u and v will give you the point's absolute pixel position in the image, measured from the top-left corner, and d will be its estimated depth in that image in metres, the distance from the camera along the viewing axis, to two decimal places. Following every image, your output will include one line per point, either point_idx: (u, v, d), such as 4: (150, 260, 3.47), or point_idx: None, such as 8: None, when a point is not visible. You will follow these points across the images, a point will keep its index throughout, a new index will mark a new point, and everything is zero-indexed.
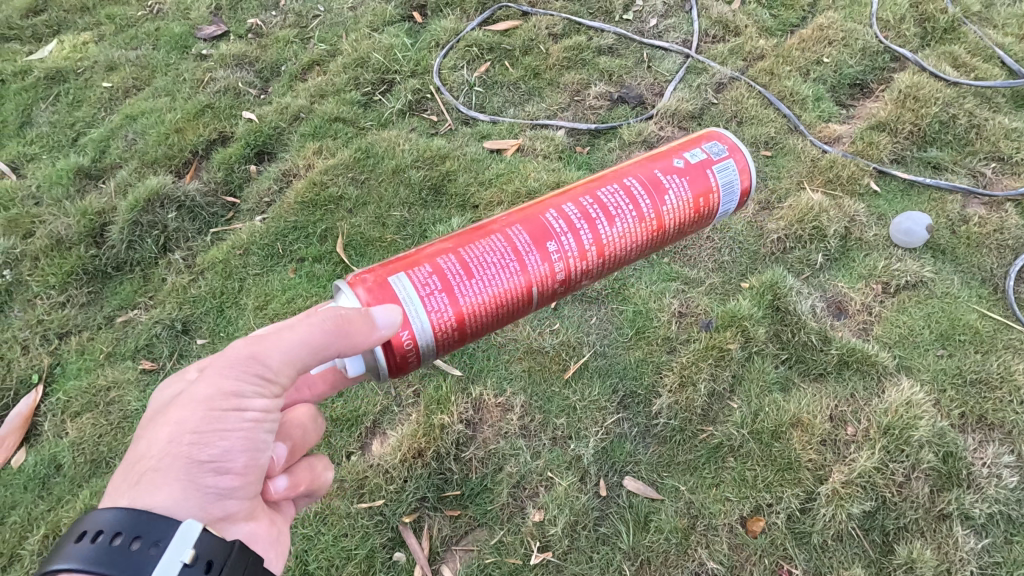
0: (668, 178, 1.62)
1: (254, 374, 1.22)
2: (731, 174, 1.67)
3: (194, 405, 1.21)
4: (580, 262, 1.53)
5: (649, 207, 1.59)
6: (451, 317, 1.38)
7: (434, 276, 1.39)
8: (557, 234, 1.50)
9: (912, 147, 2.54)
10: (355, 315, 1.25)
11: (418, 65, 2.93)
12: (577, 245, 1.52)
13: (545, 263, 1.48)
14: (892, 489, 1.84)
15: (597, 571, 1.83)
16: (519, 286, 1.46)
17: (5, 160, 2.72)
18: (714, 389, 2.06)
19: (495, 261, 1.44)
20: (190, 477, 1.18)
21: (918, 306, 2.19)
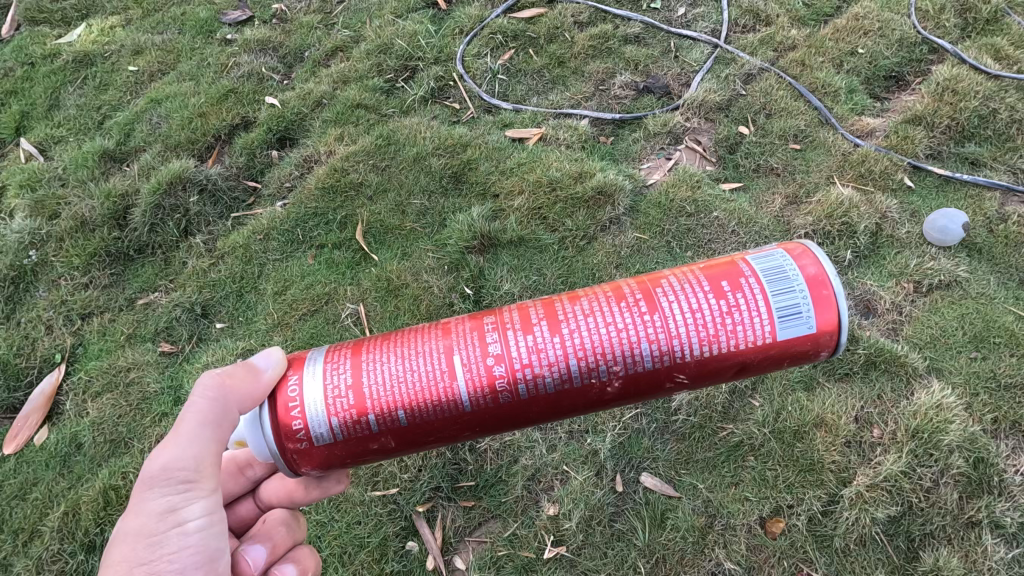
0: (706, 287, 1.30)
1: (176, 483, 1.27)
2: (786, 271, 1.30)
3: (134, 538, 1.23)
4: (528, 369, 1.29)
5: (651, 311, 1.29)
6: (348, 404, 1.28)
7: (349, 361, 1.33)
8: (502, 327, 1.33)
9: (950, 142, 2.46)
10: (237, 369, 1.32)
11: (441, 52, 2.90)
12: (537, 346, 1.30)
13: (477, 357, 1.30)
14: (919, 494, 1.78)
15: (611, 568, 1.81)
16: (441, 368, 1.30)
17: (33, 141, 2.75)
18: (735, 386, 2.01)
19: (422, 354, 1.32)
20: None
21: (952, 307, 2.12)
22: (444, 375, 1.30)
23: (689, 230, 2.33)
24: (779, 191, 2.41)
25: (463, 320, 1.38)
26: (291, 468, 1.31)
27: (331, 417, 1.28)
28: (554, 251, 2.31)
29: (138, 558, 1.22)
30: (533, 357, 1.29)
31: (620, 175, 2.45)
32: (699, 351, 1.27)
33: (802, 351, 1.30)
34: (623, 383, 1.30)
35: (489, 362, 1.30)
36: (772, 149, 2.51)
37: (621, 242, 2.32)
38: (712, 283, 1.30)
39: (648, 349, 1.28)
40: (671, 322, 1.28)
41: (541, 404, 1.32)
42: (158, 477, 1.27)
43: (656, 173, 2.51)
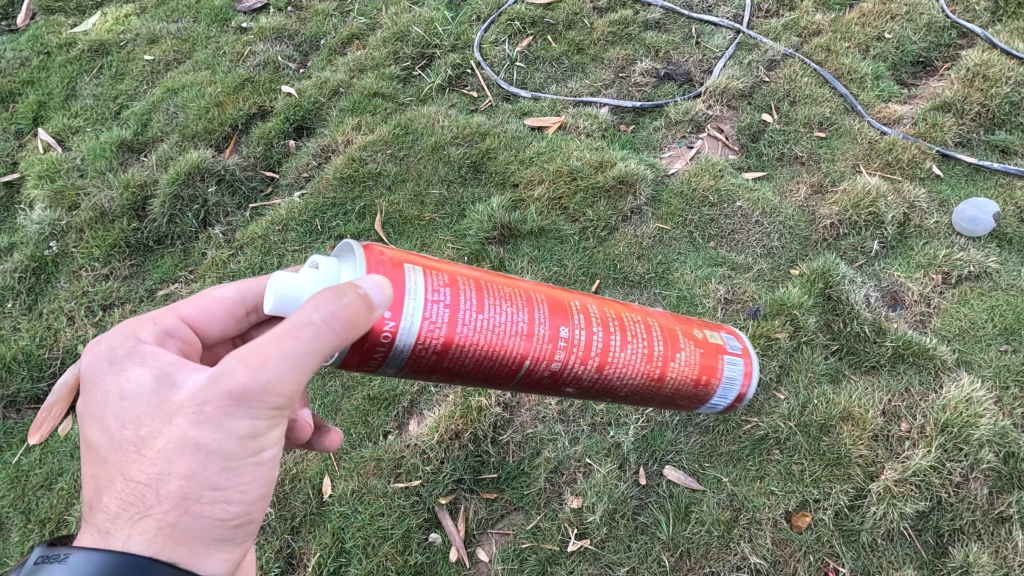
0: (686, 342, 1.41)
1: (271, 407, 1.06)
2: (737, 377, 1.45)
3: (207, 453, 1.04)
4: (578, 362, 1.28)
5: (661, 362, 1.37)
6: (439, 338, 1.15)
7: (447, 289, 1.17)
8: (574, 324, 1.28)
9: (979, 129, 2.40)
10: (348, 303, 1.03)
11: (458, 39, 2.86)
12: (586, 353, 1.28)
13: (544, 343, 1.24)
14: (948, 489, 1.76)
15: (635, 561, 1.80)
16: (516, 327, 1.22)
17: (51, 131, 2.74)
18: (760, 379, 1.99)
19: (512, 325, 1.21)
20: (207, 540, 1.07)
21: (981, 299, 2.08)
22: (518, 334, 1.22)
23: (711, 221, 2.29)
24: (804, 180, 2.37)
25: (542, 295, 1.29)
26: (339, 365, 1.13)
27: (415, 350, 1.14)
28: (575, 241, 2.28)
29: (212, 484, 1.05)
30: (575, 353, 1.27)
31: (641, 164, 2.41)
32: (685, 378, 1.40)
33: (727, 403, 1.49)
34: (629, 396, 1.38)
35: (550, 352, 1.25)
36: (796, 137, 2.46)
37: (643, 233, 2.29)
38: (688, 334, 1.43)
39: (631, 390, 1.38)
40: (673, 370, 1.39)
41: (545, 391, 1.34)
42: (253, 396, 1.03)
43: (678, 162, 2.47)
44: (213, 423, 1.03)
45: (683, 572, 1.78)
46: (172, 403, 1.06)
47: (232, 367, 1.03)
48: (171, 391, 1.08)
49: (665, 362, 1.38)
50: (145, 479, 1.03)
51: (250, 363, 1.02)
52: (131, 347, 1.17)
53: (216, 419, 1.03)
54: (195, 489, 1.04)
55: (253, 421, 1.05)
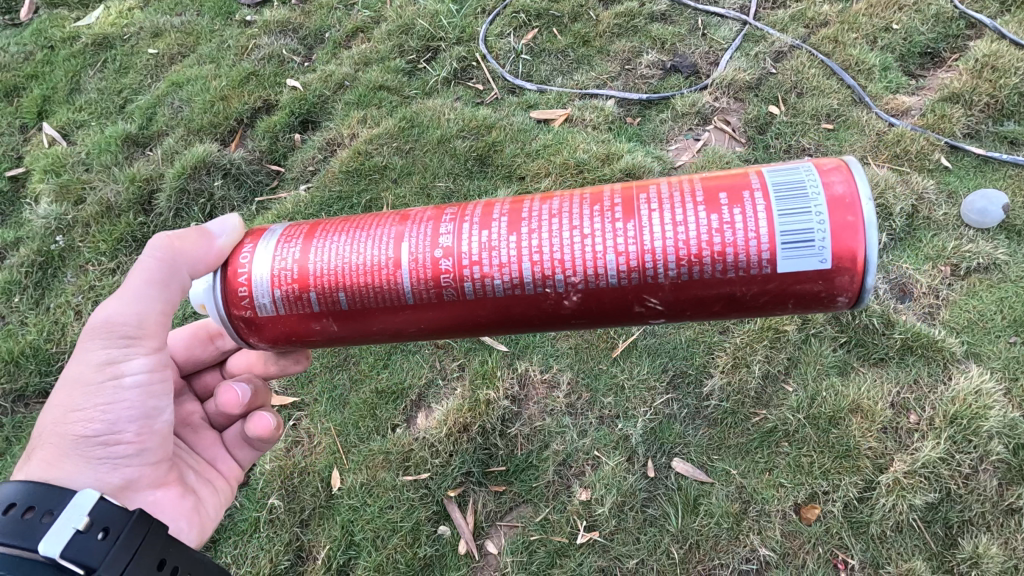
0: (689, 181, 1.17)
1: (117, 338, 1.29)
2: (803, 187, 1.10)
3: (74, 382, 1.28)
4: (479, 256, 1.19)
5: (625, 218, 1.15)
6: (291, 270, 1.24)
7: (301, 229, 1.30)
8: (464, 222, 1.23)
9: (988, 121, 2.39)
10: (189, 234, 1.32)
11: (463, 32, 2.85)
12: (491, 243, 1.19)
13: (424, 249, 1.21)
14: (958, 481, 1.76)
15: (645, 553, 1.80)
16: (385, 243, 1.24)
17: (56, 126, 2.74)
18: (768, 371, 1.99)
19: (372, 238, 1.25)
20: (81, 451, 1.27)
21: (990, 291, 2.07)
22: (387, 248, 1.23)
23: None
24: None
25: (433, 212, 1.29)
26: (240, 337, 1.29)
27: (275, 288, 1.24)
28: None
29: (74, 404, 1.27)
30: (484, 255, 1.19)
31: (648, 157, 2.40)
32: (707, 228, 1.11)
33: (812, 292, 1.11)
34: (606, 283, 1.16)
35: (436, 253, 1.21)
36: (804, 129, 2.45)
37: None
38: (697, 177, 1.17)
39: (614, 276, 1.14)
40: (645, 233, 1.13)
41: (493, 309, 1.22)
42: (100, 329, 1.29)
43: (685, 155, 2.46)
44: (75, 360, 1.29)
45: (692, 564, 1.78)
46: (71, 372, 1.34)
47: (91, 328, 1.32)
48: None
49: (643, 238, 1.13)
50: (46, 423, 1.28)
51: (103, 312, 1.30)
52: None
53: (78, 358, 1.29)
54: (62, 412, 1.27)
55: (108, 350, 1.28)
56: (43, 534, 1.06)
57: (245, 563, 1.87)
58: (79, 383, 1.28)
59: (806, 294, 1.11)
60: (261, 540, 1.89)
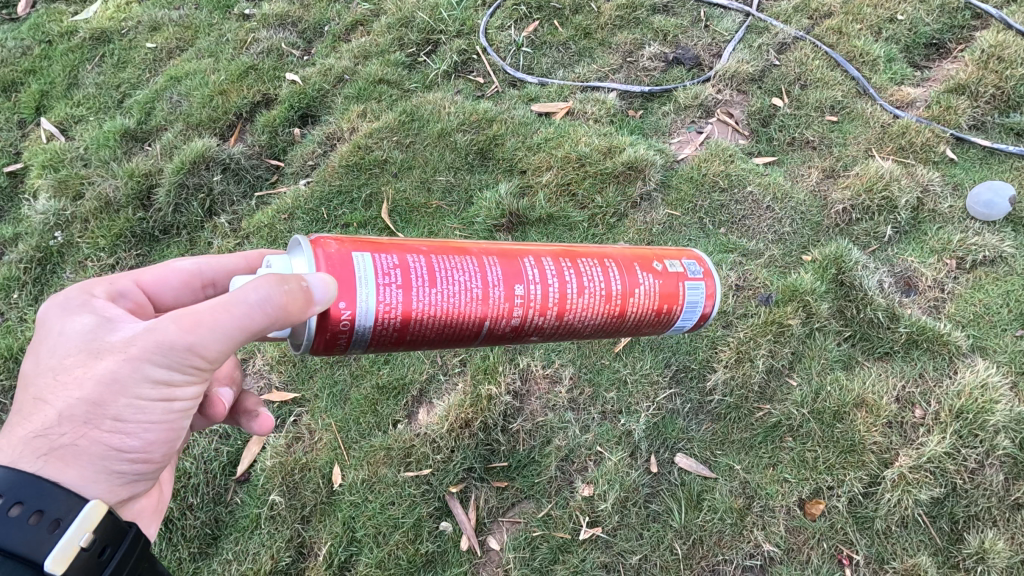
0: (645, 274, 1.43)
1: (184, 361, 1.09)
2: (699, 301, 1.49)
3: (122, 389, 1.08)
4: (538, 317, 1.31)
5: (622, 310, 1.40)
6: (397, 315, 1.17)
7: (397, 269, 1.18)
8: (529, 280, 1.29)
9: (994, 112, 2.36)
10: (292, 284, 1.05)
11: (463, 25, 2.83)
12: (545, 305, 1.31)
13: (504, 306, 1.27)
14: (964, 476, 1.74)
15: (647, 549, 1.79)
16: (472, 298, 1.23)
17: (54, 121, 2.72)
18: (772, 366, 1.96)
19: (462, 290, 1.23)
20: (104, 466, 1.12)
21: (996, 284, 2.05)
22: (478, 309, 1.24)
23: (722, 206, 2.27)
24: (815, 165, 2.34)
25: (487, 252, 1.31)
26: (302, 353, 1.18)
27: (374, 342, 1.17)
28: (584, 229, 2.26)
29: (116, 415, 1.09)
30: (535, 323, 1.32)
31: (650, 150, 2.38)
32: (645, 317, 1.44)
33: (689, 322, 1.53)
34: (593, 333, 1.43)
35: (513, 309, 1.28)
36: (807, 121, 2.42)
37: (652, 219, 2.26)
38: (648, 269, 1.43)
39: (600, 331, 1.44)
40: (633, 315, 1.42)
41: (518, 342, 1.39)
42: (179, 349, 1.07)
43: (687, 147, 2.44)
44: (134, 364, 1.07)
45: (696, 560, 1.77)
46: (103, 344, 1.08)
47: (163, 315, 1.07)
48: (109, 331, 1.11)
49: (625, 299, 1.40)
50: (71, 418, 1.06)
51: (182, 326, 1.05)
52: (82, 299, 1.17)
53: (135, 363, 1.07)
54: (95, 418, 1.07)
55: (172, 374, 1.10)
56: (50, 548, 0.97)
57: (245, 560, 1.85)
58: (126, 390, 1.08)
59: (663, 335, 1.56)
60: (262, 536, 1.88)
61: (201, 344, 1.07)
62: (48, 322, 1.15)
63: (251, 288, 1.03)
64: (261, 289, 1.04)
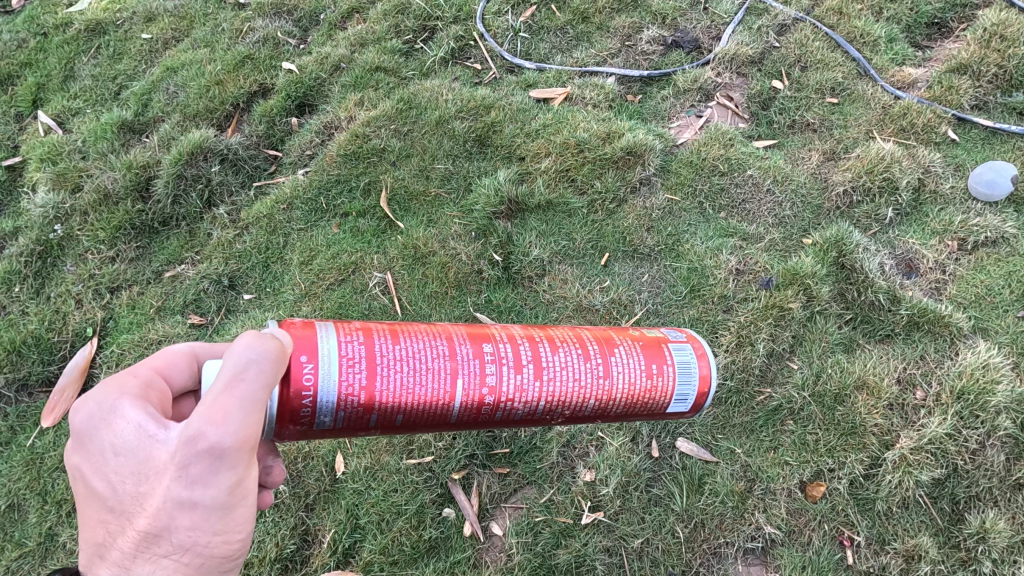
0: (622, 340, 1.45)
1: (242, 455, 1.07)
2: (691, 362, 1.46)
3: (206, 504, 1.06)
4: (514, 386, 1.32)
5: (605, 376, 1.39)
6: (361, 387, 1.21)
7: (363, 344, 1.23)
8: (500, 363, 1.32)
9: (996, 92, 2.34)
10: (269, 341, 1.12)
11: (460, 11, 2.81)
12: (520, 386, 1.33)
13: (476, 382, 1.29)
14: (965, 457, 1.74)
15: (649, 533, 1.80)
16: (442, 367, 1.28)
17: (51, 114, 2.71)
18: (773, 349, 1.96)
19: (431, 377, 1.26)
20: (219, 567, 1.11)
21: (998, 265, 2.04)
22: (445, 380, 1.27)
23: (722, 190, 2.26)
24: (816, 147, 2.32)
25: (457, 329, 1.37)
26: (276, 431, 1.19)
27: (339, 408, 1.20)
28: (583, 215, 2.25)
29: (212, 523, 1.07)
30: (516, 395, 1.32)
31: (650, 135, 2.36)
32: (625, 409, 1.43)
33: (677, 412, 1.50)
34: (568, 419, 1.41)
35: (485, 388, 1.30)
36: (808, 103, 2.41)
37: (652, 205, 2.25)
38: (623, 335, 1.47)
39: (594, 403, 1.39)
40: (614, 382, 1.40)
41: (503, 426, 1.39)
42: (226, 449, 1.04)
43: (687, 132, 2.42)
44: (201, 480, 1.04)
45: (697, 543, 1.78)
46: (162, 463, 1.04)
47: (200, 420, 1.04)
48: (155, 446, 1.06)
49: (606, 365, 1.40)
50: (168, 539, 1.05)
51: (211, 417, 1.04)
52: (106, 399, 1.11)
53: (203, 474, 1.04)
54: (200, 533, 1.06)
55: (240, 471, 1.08)
56: None
57: (251, 547, 1.87)
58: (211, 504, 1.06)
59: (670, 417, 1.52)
60: (266, 524, 1.89)
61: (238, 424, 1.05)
62: (97, 440, 1.10)
63: (241, 348, 1.09)
64: (256, 338, 1.11)
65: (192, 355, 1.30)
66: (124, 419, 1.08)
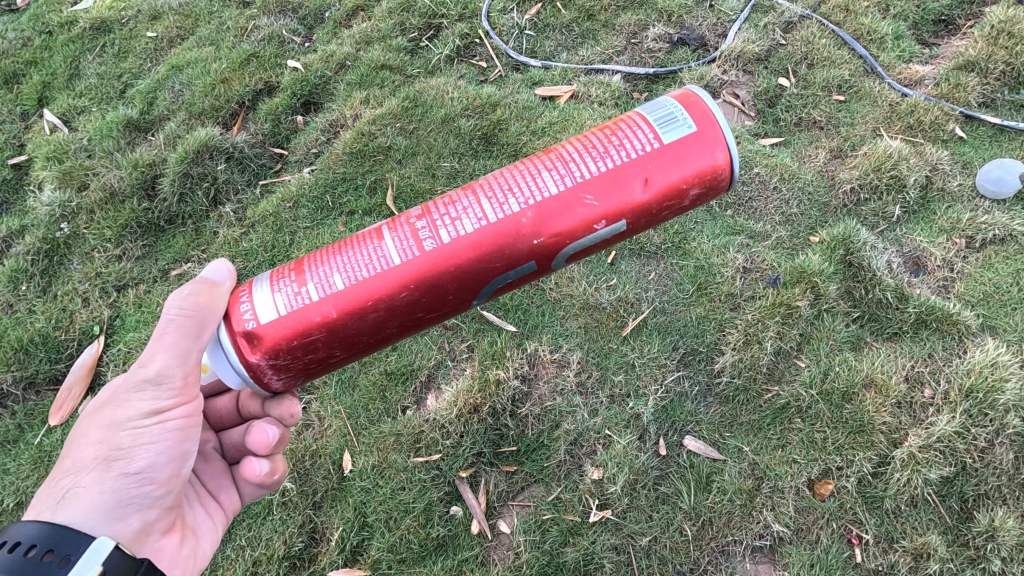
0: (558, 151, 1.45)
1: (153, 388, 1.27)
2: (655, 136, 1.27)
3: (116, 426, 1.27)
4: (449, 205, 1.30)
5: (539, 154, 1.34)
6: (291, 271, 1.30)
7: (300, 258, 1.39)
8: (430, 225, 1.28)
9: (1004, 88, 2.33)
10: (199, 290, 1.28)
11: (466, 9, 2.80)
12: (453, 221, 1.27)
13: (406, 223, 1.31)
14: (973, 455, 1.73)
15: (657, 531, 1.80)
16: (372, 231, 1.34)
17: (56, 112, 2.71)
18: (780, 347, 1.96)
19: (357, 243, 1.31)
20: (117, 496, 1.26)
21: (1006, 262, 2.03)
22: (376, 234, 1.31)
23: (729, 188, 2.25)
24: (822, 145, 2.32)
25: None
26: (243, 361, 1.26)
27: (274, 291, 1.27)
28: None
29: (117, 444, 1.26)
30: (450, 210, 1.29)
31: None
32: (598, 168, 1.26)
33: (699, 159, 1.27)
34: (537, 214, 1.25)
35: (420, 224, 1.28)
36: (814, 101, 2.40)
37: None
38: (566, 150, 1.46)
39: (542, 169, 1.28)
40: (560, 151, 1.31)
41: (477, 250, 1.26)
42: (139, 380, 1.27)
43: None
44: (121, 404, 1.28)
45: (705, 541, 1.78)
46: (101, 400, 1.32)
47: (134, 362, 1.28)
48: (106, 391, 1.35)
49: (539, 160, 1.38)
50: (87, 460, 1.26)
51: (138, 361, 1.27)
52: None
53: (121, 401, 1.28)
54: (108, 454, 1.26)
55: (152, 402, 1.27)
56: None
57: (258, 545, 1.87)
58: (120, 426, 1.27)
59: (694, 164, 1.27)
60: (274, 522, 1.89)
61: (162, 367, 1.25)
62: None
63: (166, 302, 1.25)
64: (180, 294, 1.26)
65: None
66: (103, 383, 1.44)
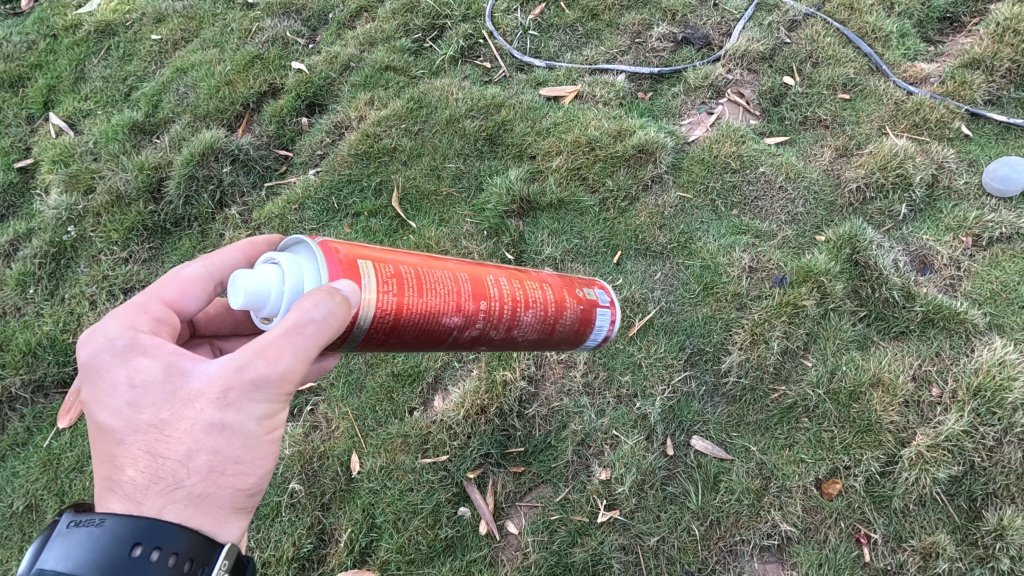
0: (571, 303, 1.60)
1: (274, 390, 1.08)
2: (605, 322, 1.70)
3: (230, 433, 1.06)
4: (496, 320, 1.41)
5: (553, 327, 1.55)
6: (389, 309, 1.22)
7: (395, 276, 1.25)
8: (491, 291, 1.40)
9: (1010, 86, 2.32)
10: (318, 292, 1.09)
11: (469, 9, 2.80)
12: (488, 336, 1.42)
13: (470, 317, 1.35)
14: (982, 454, 1.73)
15: (665, 531, 1.80)
16: (448, 298, 1.31)
17: (62, 116, 2.72)
18: (787, 347, 1.96)
19: (433, 301, 1.29)
20: (235, 507, 1.09)
21: (1013, 261, 2.03)
22: (449, 306, 1.32)
23: (734, 187, 2.25)
24: (828, 144, 2.32)
25: (456, 267, 1.40)
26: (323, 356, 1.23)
27: (370, 329, 1.20)
28: (595, 213, 2.25)
29: (235, 454, 1.07)
30: (494, 327, 1.41)
31: (661, 132, 2.35)
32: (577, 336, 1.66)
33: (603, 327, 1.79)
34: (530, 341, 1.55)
35: (473, 326, 1.37)
36: (820, 100, 2.40)
37: (664, 202, 2.25)
38: (573, 293, 1.64)
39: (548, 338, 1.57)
40: (564, 328, 1.59)
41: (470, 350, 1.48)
42: (255, 380, 1.06)
43: (698, 129, 2.42)
44: (232, 404, 1.06)
45: (713, 541, 1.79)
46: (191, 392, 1.05)
47: (254, 352, 1.06)
48: (183, 378, 1.07)
49: (557, 319, 1.56)
50: (190, 471, 1.03)
51: (265, 355, 1.06)
52: (129, 337, 1.12)
53: (237, 403, 1.06)
54: (220, 465, 1.05)
55: (271, 404, 1.09)
56: None
57: (267, 547, 1.88)
58: (239, 435, 1.07)
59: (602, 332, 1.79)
60: (283, 524, 1.90)
61: (288, 369, 1.07)
62: (110, 376, 1.08)
63: (307, 305, 1.07)
64: (325, 299, 1.08)
65: (207, 279, 1.35)
66: (150, 359, 1.09)
